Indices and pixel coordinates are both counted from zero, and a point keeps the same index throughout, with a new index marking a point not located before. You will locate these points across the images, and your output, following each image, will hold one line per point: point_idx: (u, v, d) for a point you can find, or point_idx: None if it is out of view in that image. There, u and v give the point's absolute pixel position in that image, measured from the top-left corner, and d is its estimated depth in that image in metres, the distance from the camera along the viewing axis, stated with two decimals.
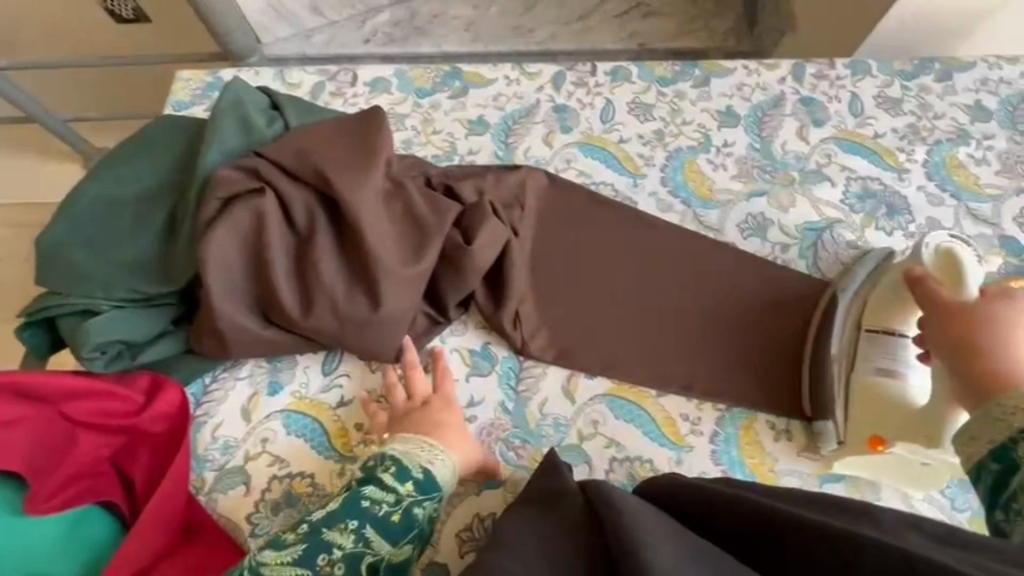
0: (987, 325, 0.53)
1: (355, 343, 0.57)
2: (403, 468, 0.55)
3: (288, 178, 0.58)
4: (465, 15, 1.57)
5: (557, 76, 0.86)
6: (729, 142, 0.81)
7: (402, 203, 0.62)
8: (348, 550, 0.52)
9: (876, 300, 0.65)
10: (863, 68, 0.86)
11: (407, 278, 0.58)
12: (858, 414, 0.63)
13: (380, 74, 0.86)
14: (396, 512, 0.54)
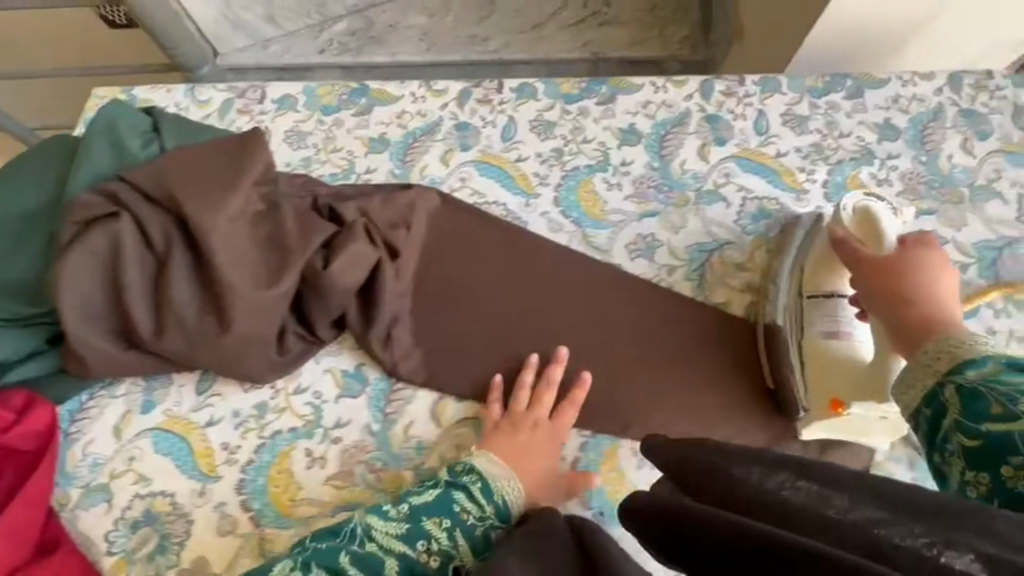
0: (909, 277, 0.56)
1: (208, 362, 0.59)
2: (488, 487, 0.60)
3: (146, 202, 0.60)
4: (421, 24, 1.57)
5: (462, 93, 0.86)
6: (627, 161, 0.80)
7: (267, 226, 0.63)
8: (442, 544, 0.57)
9: (813, 266, 0.66)
10: (773, 85, 0.84)
11: (259, 301, 0.59)
12: (813, 380, 0.64)
13: (287, 91, 0.86)
14: (481, 527, 0.58)
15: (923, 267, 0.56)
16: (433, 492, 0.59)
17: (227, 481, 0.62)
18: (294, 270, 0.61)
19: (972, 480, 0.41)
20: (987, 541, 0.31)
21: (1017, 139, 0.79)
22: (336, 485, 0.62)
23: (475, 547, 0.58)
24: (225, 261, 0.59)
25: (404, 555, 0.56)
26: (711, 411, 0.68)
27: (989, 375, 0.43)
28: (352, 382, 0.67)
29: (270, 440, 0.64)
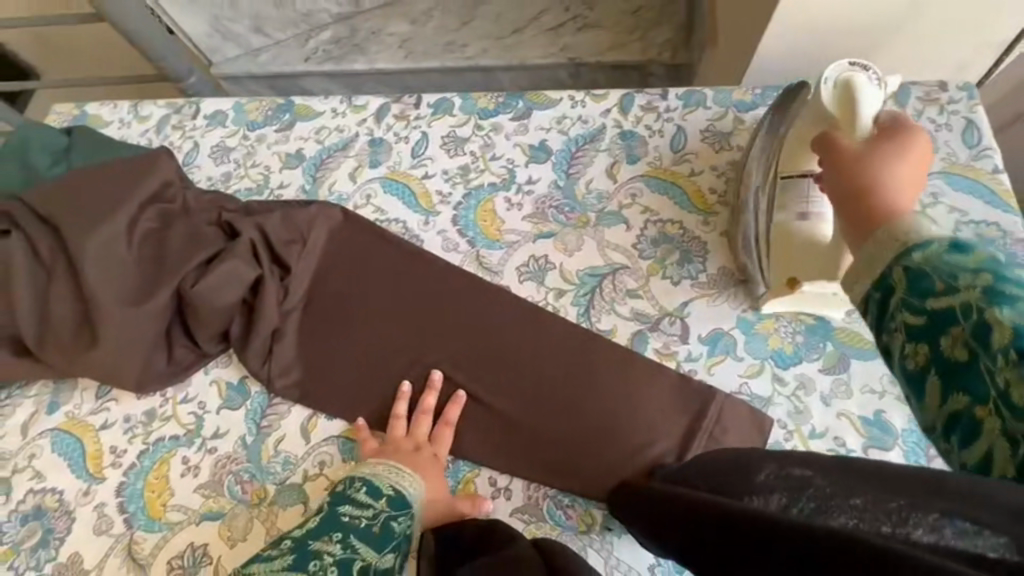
0: (875, 161, 0.48)
1: (83, 368, 0.65)
2: (372, 488, 0.60)
3: (37, 221, 0.67)
4: (402, 31, 1.56)
5: (380, 109, 0.86)
6: (532, 179, 0.78)
7: (150, 245, 0.68)
8: (338, 556, 0.56)
9: (793, 140, 0.61)
10: (697, 99, 0.80)
11: (126, 314, 0.65)
12: (778, 262, 0.63)
13: (218, 107, 0.90)
14: (375, 524, 0.59)
15: (891, 154, 0.48)
16: (314, 519, 0.59)
17: (109, 483, 0.66)
18: (166, 290, 0.66)
19: (909, 352, 0.39)
20: (957, 502, 0.30)
21: (964, 159, 0.72)
22: (204, 495, 0.64)
23: (378, 546, 0.58)
24: (98, 277, 0.65)
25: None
26: (586, 455, 0.63)
27: (939, 254, 0.37)
28: (234, 395, 0.69)
29: (153, 446, 0.67)
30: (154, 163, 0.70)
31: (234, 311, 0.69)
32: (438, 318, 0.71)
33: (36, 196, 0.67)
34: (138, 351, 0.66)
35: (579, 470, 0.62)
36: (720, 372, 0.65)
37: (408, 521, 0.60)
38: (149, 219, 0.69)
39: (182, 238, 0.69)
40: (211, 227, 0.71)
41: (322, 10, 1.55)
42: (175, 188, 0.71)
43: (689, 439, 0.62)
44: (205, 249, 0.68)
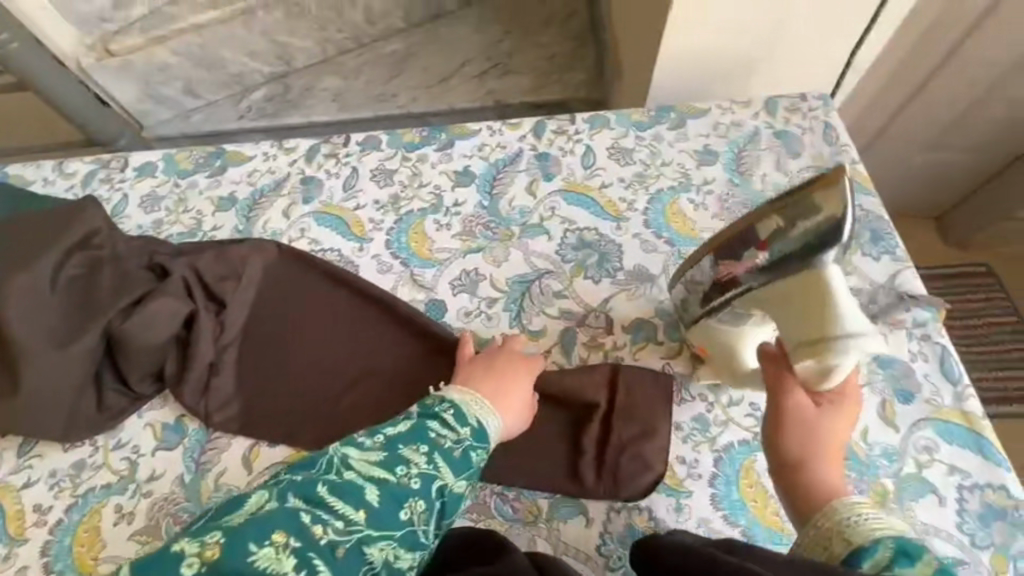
0: (815, 432, 0.52)
1: (11, 419, 0.64)
2: (461, 413, 0.59)
3: None
4: (335, 86, 1.64)
5: (311, 149, 0.90)
6: (458, 202, 0.84)
7: (81, 287, 0.68)
8: (421, 469, 0.55)
9: (768, 297, 0.55)
10: (601, 122, 0.89)
11: (55, 358, 0.64)
12: (697, 333, 0.64)
13: (148, 159, 0.92)
14: (457, 448, 0.57)
15: (828, 428, 0.53)
16: (407, 422, 0.58)
17: (33, 543, 0.62)
18: (94, 330, 0.65)
19: None
20: None
21: (827, 155, 0.84)
22: (141, 541, 0.62)
23: (461, 469, 0.57)
24: (21, 325, 0.64)
25: (386, 482, 0.54)
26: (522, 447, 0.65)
27: (886, 569, 0.44)
28: (170, 435, 0.68)
29: (82, 498, 0.64)
30: (82, 212, 0.71)
31: (167, 347, 0.69)
32: (376, 341, 0.73)
33: None
34: (67, 396, 0.65)
35: (520, 465, 0.63)
36: (645, 357, 0.70)
37: (486, 454, 0.59)
38: (79, 265, 0.69)
39: (113, 280, 0.69)
40: (144, 268, 0.71)
41: (254, 71, 1.61)
42: (104, 233, 0.71)
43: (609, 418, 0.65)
44: (132, 291, 0.68)
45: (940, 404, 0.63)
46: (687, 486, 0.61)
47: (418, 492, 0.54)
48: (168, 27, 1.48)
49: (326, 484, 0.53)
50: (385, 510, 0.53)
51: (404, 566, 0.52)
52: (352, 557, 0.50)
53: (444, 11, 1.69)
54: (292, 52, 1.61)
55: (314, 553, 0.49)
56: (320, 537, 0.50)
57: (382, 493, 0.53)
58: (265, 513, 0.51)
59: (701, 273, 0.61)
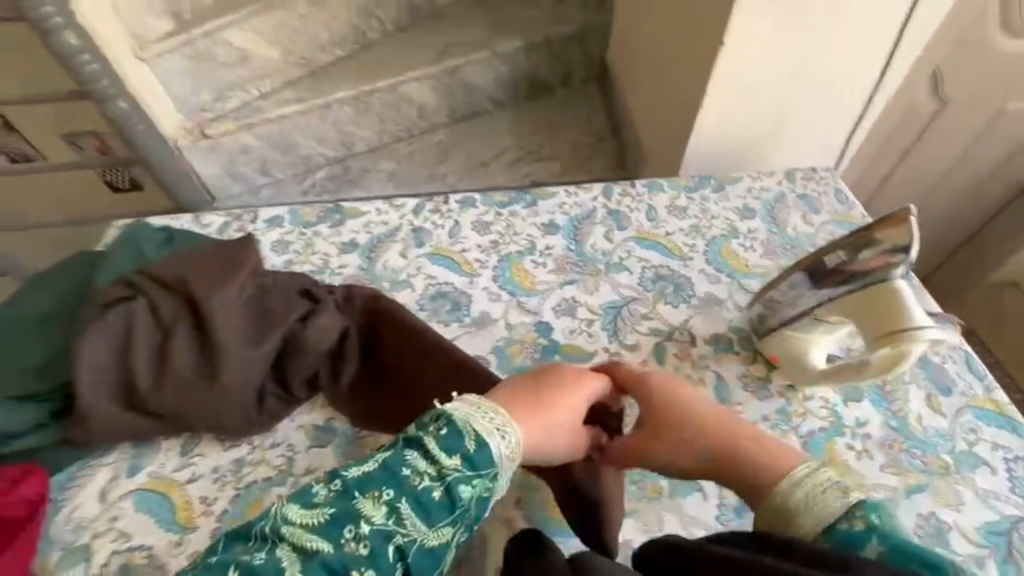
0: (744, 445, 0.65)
1: (193, 415, 0.71)
2: (453, 438, 0.57)
3: (158, 287, 0.75)
4: (390, 168, 1.87)
5: (418, 206, 1.07)
6: (549, 246, 1.01)
7: (256, 304, 0.78)
8: (377, 524, 0.53)
9: (848, 302, 0.68)
10: (658, 186, 1.10)
11: (241, 360, 0.73)
12: (774, 341, 0.78)
13: (276, 213, 1.07)
14: (437, 490, 0.55)
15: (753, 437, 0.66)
16: (371, 465, 0.56)
17: (203, 530, 0.68)
18: (274, 336, 0.76)
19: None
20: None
21: (841, 211, 1.06)
22: None
23: (435, 518, 0.54)
24: (215, 333, 0.73)
25: (321, 552, 0.50)
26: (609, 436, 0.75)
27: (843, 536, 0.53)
28: (322, 434, 0.76)
29: (245, 489, 0.71)
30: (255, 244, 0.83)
31: (323, 357, 0.79)
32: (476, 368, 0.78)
33: (156, 269, 0.76)
34: (239, 398, 0.73)
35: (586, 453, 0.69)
36: (726, 364, 0.83)
37: (478, 486, 0.57)
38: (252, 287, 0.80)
39: (282, 298, 0.79)
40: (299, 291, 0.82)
41: (320, 154, 1.83)
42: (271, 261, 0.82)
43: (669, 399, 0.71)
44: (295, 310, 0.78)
45: (975, 395, 0.77)
46: None
47: (367, 559, 0.51)
48: (257, 117, 1.68)
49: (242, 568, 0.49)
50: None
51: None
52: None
53: (483, 110, 1.98)
54: (354, 139, 1.85)
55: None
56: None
57: (313, 567, 0.50)
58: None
59: (780, 293, 0.75)
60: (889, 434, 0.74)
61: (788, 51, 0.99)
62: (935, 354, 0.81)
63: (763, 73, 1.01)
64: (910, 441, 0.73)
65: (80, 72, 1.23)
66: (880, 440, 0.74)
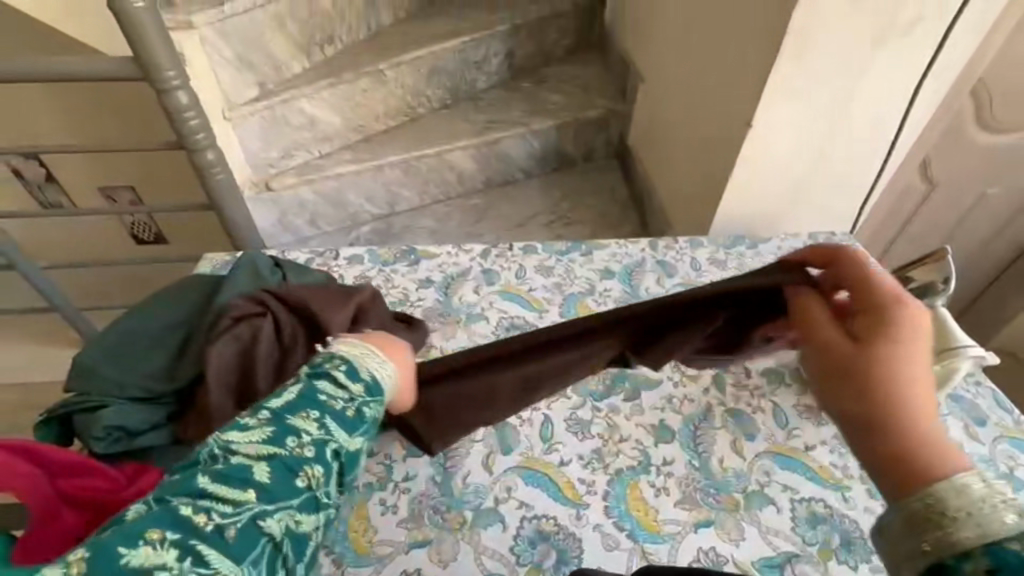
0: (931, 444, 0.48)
1: None
2: (352, 368, 0.59)
3: (280, 305, 0.84)
4: (430, 225, 2.01)
5: (485, 250, 1.18)
6: (608, 288, 1.12)
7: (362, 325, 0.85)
8: (314, 435, 0.53)
9: None
10: (697, 243, 1.22)
11: None
12: None
13: (356, 252, 1.17)
14: (350, 409, 0.57)
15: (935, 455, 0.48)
16: (294, 392, 0.56)
17: None
18: None
19: None
20: None
21: None
22: (408, 528, 0.73)
23: (355, 431, 0.56)
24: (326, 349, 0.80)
25: (276, 456, 0.50)
26: (668, 452, 0.81)
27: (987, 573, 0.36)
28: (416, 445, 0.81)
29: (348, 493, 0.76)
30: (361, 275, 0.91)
31: None
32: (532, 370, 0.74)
33: (278, 289, 0.85)
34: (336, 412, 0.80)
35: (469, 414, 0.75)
36: None
37: (379, 408, 0.60)
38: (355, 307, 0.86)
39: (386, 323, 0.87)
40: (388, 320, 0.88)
41: (366, 212, 1.98)
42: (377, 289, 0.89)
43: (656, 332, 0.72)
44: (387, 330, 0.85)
45: (1006, 426, 0.86)
46: (847, 483, 0.79)
47: (315, 459, 0.52)
48: (315, 174, 1.83)
49: (208, 473, 0.48)
50: (277, 483, 0.50)
51: (313, 528, 0.52)
52: (249, 534, 0.47)
53: (513, 179, 2.11)
54: (398, 199, 2.00)
55: (198, 541, 0.44)
56: (205, 524, 0.45)
57: (274, 466, 0.50)
58: (145, 511, 0.45)
59: None
60: None
61: (804, 136, 1.16)
62: (968, 389, 0.90)
63: (782, 152, 1.19)
64: None
65: (181, 127, 1.38)
66: None
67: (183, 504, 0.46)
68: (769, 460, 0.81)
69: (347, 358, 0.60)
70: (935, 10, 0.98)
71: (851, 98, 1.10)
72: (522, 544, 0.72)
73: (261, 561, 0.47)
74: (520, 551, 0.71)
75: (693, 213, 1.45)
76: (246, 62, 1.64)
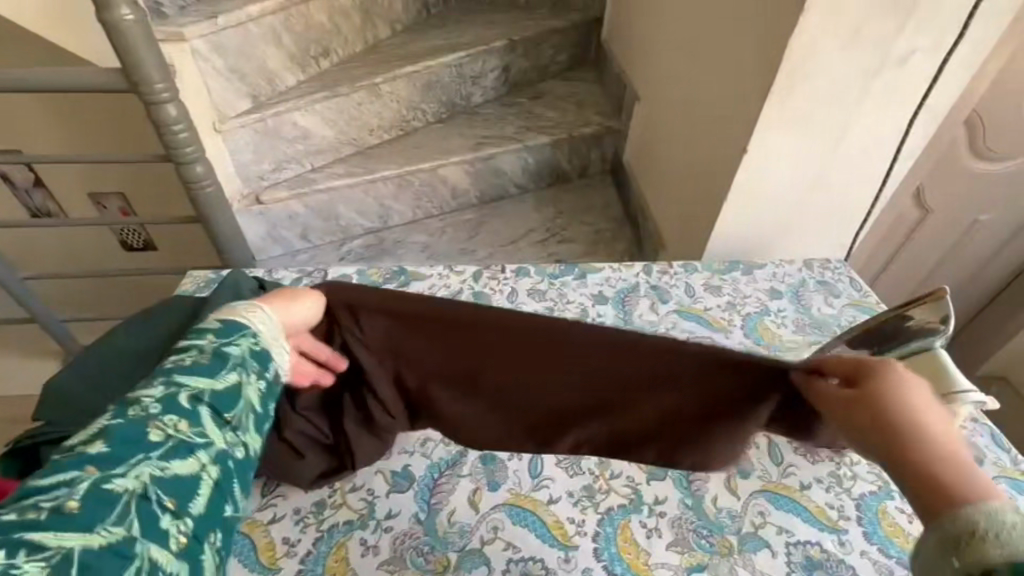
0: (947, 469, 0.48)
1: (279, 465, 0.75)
2: (201, 330, 0.59)
3: None
4: (423, 240, 1.98)
5: (476, 272, 1.16)
6: (601, 314, 1.10)
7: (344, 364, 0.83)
8: (163, 395, 0.53)
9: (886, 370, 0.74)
10: (692, 268, 1.20)
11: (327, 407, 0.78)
12: None
13: (345, 272, 1.15)
14: (204, 356, 0.56)
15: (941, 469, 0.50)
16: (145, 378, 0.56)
17: (285, 572, 0.69)
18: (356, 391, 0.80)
19: None
20: None
21: (859, 298, 1.18)
22: (389, 571, 0.69)
23: (212, 371, 0.55)
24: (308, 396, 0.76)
25: (118, 425, 0.50)
26: (661, 490, 0.79)
27: None
28: (400, 480, 0.78)
29: (328, 532, 0.73)
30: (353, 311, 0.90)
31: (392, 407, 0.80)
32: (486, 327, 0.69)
33: None
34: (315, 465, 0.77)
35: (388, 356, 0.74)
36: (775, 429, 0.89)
37: (246, 345, 0.59)
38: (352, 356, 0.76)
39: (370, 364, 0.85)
40: None
41: (358, 225, 1.96)
42: None
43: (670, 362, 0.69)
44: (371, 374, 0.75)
45: (1004, 464, 0.85)
46: (844, 526, 0.76)
47: (162, 413, 0.52)
48: (307, 187, 1.80)
49: (44, 469, 0.47)
50: (120, 447, 0.48)
51: (198, 470, 0.51)
52: (103, 497, 0.45)
53: (507, 194, 2.10)
54: (391, 214, 1.98)
55: (33, 521, 0.42)
56: (41, 510, 0.43)
57: (111, 438, 0.49)
58: None
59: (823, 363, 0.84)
60: None
61: (799, 163, 1.16)
62: (965, 427, 0.88)
63: (778, 179, 1.18)
64: None
65: (170, 139, 1.36)
66: None
67: (9, 510, 0.43)
68: (763, 499, 0.79)
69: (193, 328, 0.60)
70: (931, 42, 0.99)
71: (845, 127, 1.10)
72: None
73: (128, 515, 0.46)
74: None
75: (688, 238, 1.43)
76: (237, 74, 1.61)
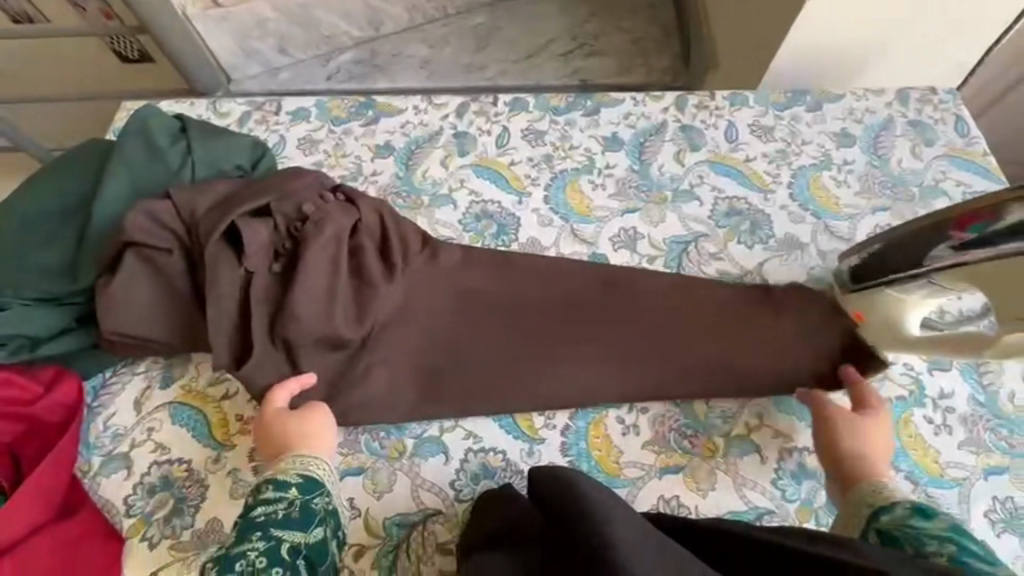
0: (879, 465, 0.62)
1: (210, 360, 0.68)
2: (280, 482, 0.59)
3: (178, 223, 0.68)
4: (421, 54, 1.49)
5: (461, 106, 0.91)
6: (610, 165, 0.86)
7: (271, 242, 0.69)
8: (264, 545, 0.55)
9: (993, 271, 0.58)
10: (741, 100, 0.91)
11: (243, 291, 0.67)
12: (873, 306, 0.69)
13: (301, 105, 0.91)
14: (292, 510, 0.58)
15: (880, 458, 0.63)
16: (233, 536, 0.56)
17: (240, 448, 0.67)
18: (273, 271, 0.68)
19: None
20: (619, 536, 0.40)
21: (960, 145, 0.89)
22: (342, 453, 0.68)
23: (302, 525, 0.57)
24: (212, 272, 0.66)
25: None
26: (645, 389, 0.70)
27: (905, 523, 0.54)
28: None
29: None
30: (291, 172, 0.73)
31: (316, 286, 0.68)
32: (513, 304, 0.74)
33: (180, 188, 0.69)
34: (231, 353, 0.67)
35: (318, 285, 0.68)
36: None
37: (326, 497, 0.60)
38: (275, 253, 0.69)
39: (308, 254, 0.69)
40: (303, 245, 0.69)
41: (343, 32, 1.46)
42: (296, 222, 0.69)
43: (655, 358, 0.71)
44: (294, 296, 0.67)
45: None
46: None
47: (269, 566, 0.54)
48: None
49: None
50: None
51: None
52: None
53: None
54: (382, 16, 1.48)
55: None
56: None
57: None
58: None
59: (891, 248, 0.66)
60: (973, 409, 0.70)
61: None
62: None
63: None
64: (996, 419, 0.69)
65: None
66: (965, 415, 0.69)
67: None
68: (764, 399, 0.71)
69: (271, 477, 0.60)
70: None
71: None
72: (465, 477, 0.66)
73: None
74: (462, 485, 0.66)
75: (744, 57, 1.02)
76: None
